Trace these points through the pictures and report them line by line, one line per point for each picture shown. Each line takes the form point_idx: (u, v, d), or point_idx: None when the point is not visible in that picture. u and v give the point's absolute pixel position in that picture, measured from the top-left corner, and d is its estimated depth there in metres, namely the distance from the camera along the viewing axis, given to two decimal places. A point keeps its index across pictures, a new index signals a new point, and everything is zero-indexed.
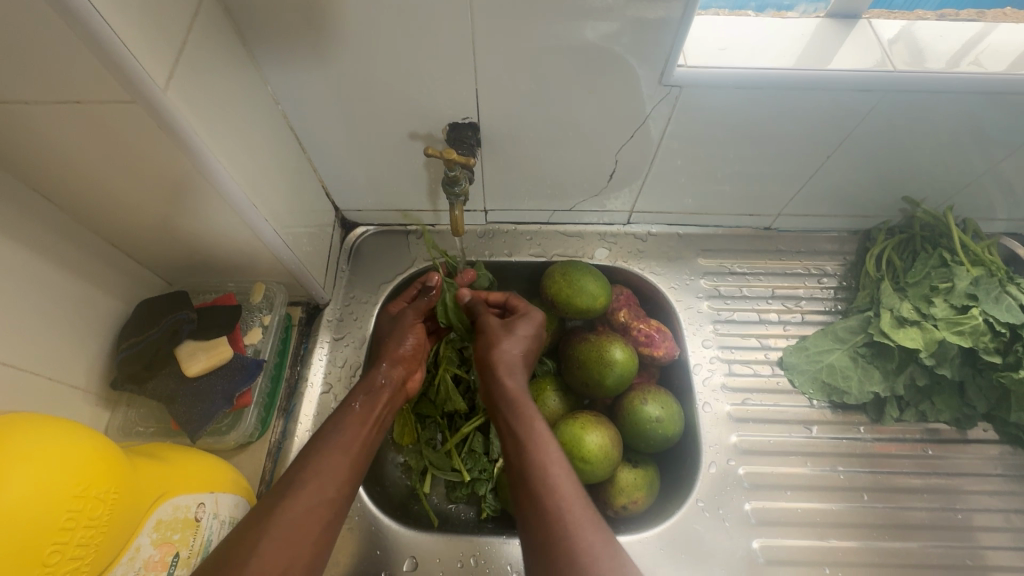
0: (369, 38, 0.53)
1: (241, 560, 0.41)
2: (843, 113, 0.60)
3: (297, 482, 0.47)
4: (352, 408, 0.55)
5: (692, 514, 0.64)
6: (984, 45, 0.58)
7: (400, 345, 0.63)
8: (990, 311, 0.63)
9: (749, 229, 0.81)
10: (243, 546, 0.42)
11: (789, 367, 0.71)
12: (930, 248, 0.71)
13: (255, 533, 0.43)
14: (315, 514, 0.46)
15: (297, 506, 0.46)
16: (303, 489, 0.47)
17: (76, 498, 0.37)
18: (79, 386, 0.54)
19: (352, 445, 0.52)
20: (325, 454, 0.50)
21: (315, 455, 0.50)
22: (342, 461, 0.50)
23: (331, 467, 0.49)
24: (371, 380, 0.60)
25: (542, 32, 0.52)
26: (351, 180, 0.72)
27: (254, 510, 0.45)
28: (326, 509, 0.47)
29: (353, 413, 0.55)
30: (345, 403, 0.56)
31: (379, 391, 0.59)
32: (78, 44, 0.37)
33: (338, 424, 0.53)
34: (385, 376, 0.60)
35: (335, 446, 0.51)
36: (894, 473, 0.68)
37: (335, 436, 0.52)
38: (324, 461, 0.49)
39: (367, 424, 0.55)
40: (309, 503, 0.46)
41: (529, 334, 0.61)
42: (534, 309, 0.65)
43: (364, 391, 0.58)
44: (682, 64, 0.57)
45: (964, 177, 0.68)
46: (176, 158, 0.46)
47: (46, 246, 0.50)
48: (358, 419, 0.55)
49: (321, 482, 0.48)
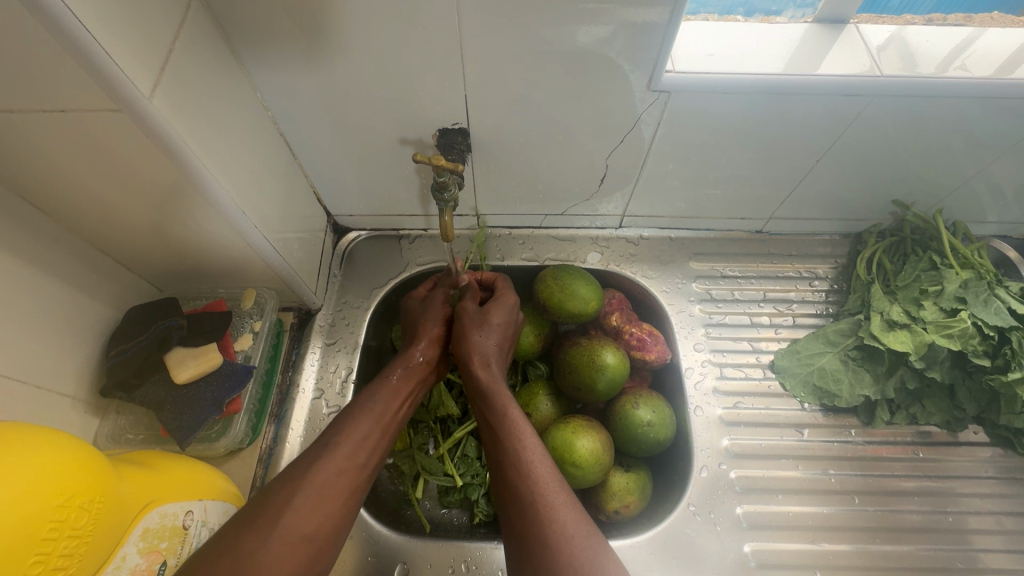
0: (359, 44, 0.53)
1: (274, 517, 0.43)
2: (831, 118, 0.61)
3: (333, 443, 0.49)
4: (389, 380, 0.57)
5: (684, 518, 0.64)
6: (971, 49, 0.59)
7: (433, 325, 0.63)
8: (978, 315, 0.63)
9: (740, 232, 0.82)
10: (274, 505, 0.44)
11: (780, 371, 0.72)
12: (920, 252, 0.71)
13: (288, 491, 0.45)
14: (346, 476, 0.48)
15: (330, 467, 0.47)
16: (336, 452, 0.48)
17: (59, 508, 0.37)
18: (67, 394, 0.54)
19: (384, 415, 0.54)
20: (357, 421, 0.51)
21: (351, 422, 0.51)
22: (374, 429, 0.52)
23: (362, 434, 0.51)
24: (408, 357, 0.60)
25: (533, 37, 0.53)
26: (342, 185, 0.72)
27: (293, 466, 0.47)
28: (355, 475, 0.49)
29: (388, 386, 0.56)
30: (382, 375, 0.57)
31: (416, 368, 0.60)
32: (61, 53, 0.36)
33: (372, 394, 0.55)
34: (422, 355, 0.60)
35: (368, 415, 0.52)
36: (886, 476, 0.68)
37: (369, 405, 0.53)
38: (358, 428, 0.51)
39: (400, 397, 0.56)
40: (340, 466, 0.48)
41: (503, 323, 0.62)
42: (509, 292, 0.66)
43: (402, 365, 0.59)
44: (671, 69, 0.57)
45: (954, 180, 0.69)
46: (162, 166, 0.46)
47: (34, 254, 0.50)
48: (392, 391, 0.56)
49: (354, 448, 0.50)
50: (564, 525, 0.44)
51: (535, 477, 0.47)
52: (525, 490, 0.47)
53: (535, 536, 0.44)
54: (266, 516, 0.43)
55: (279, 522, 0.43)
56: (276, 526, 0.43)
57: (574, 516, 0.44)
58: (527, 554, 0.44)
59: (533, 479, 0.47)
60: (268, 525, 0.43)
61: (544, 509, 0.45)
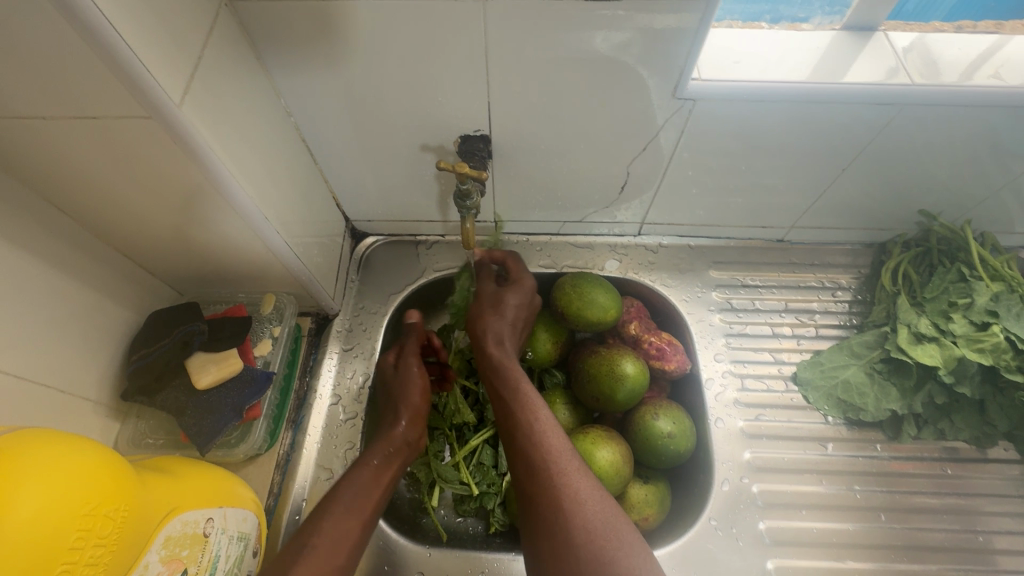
0: (382, 51, 0.53)
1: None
2: (859, 127, 0.60)
3: (307, 547, 0.48)
4: (368, 466, 0.55)
5: (705, 532, 0.63)
6: (1002, 56, 0.58)
7: (415, 399, 0.62)
8: (1011, 328, 0.61)
9: (761, 241, 0.80)
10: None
11: (803, 383, 0.70)
12: (948, 262, 0.69)
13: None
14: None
15: (306, 573, 0.46)
16: (313, 555, 0.47)
17: (85, 515, 0.37)
18: (90, 398, 0.54)
19: (363, 506, 0.52)
20: (334, 519, 0.50)
21: (327, 518, 0.50)
22: (353, 523, 0.51)
23: (339, 534, 0.49)
24: (389, 438, 0.59)
25: (557, 43, 0.52)
26: (361, 191, 0.72)
27: (265, 573, 0.46)
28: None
29: (368, 469, 0.55)
30: (363, 459, 0.56)
31: (396, 452, 0.58)
32: (93, 59, 0.37)
33: (350, 482, 0.53)
34: (405, 436, 0.60)
35: (344, 509, 0.51)
36: (912, 493, 0.66)
37: (347, 498, 0.52)
38: (334, 527, 0.49)
39: (380, 483, 0.55)
40: (315, 572, 0.47)
41: (519, 303, 0.64)
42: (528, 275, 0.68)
43: (383, 449, 0.57)
44: (695, 77, 0.56)
45: (983, 190, 0.67)
46: (189, 171, 0.46)
47: (60, 258, 0.50)
48: (371, 477, 0.54)
49: (330, 550, 0.48)
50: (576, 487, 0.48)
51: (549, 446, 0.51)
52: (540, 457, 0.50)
53: (548, 495, 0.48)
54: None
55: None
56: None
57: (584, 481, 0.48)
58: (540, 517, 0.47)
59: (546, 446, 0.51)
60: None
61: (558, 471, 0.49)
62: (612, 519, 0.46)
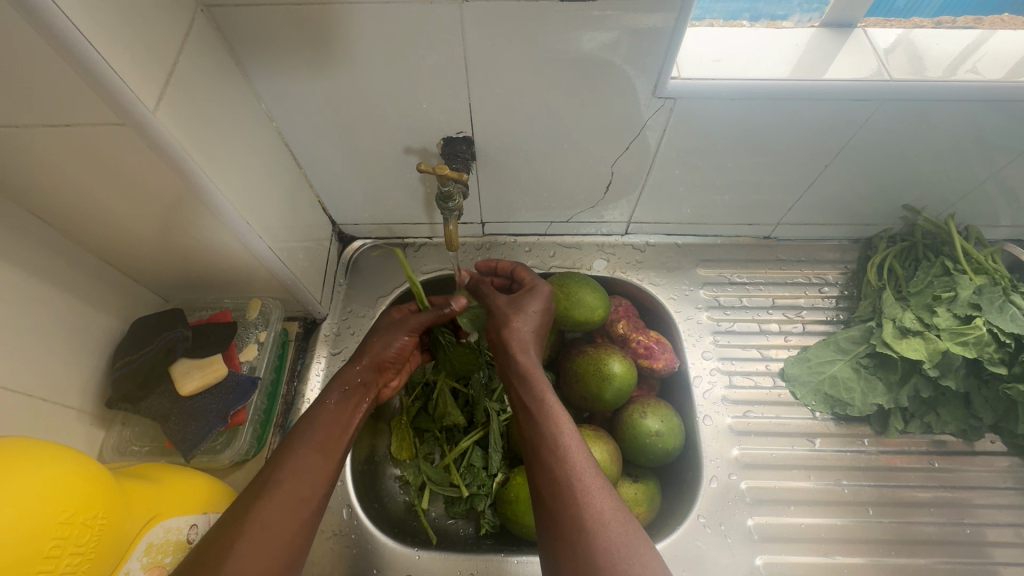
0: (363, 55, 0.53)
1: (218, 562, 0.41)
2: (840, 122, 0.60)
3: (272, 481, 0.46)
4: (327, 406, 0.54)
5: (694, 530, 0.63)
6: (981, 51, 0.58)
7: (387, 349, 0.60)
8: (994, 321, 0.62)
9: (748, 238, 0.81)
10: (217, 550, 0.42)
11: (791, 379, 0.70)
12: (932, 257, 0.70)
13: (229, 540, 0.42)
14: (292, 513, 0.46)
15: (273, 505, 0.45)
16: (278, 488, 0.46)
17: (62, 524, 0.37)
18: (73, 406, 0.54)
19: (325, 443, 0.51)
20: (297, 454, 0.49)
21: (290, 454, 0.49)
22: (316, 459, 0.49)
23: (304, 467, 0.48)
24: (345, 377, 0.57)
25: (538, 43, 0.52)
26: (346, 195, 0.72)
27: (230, 513, 0.45)
28: (303, 508, 0.46)
29: (325, 411, 0.53)
30: (318, 399, 0.54)
31: (353, 391, 0.57)
32: (64, 67, 0.37)
33: (309, 422, 0.52)
34: (361, 376, 0.58)
35: (307, 445, 0.50)
36: (901, 487, 0.66)
37: (309, 436, 0.51)
38: (298, 462, 0.48)
39: (340, 422, 0.53)
40: (283, 503, 0.46)
41: (540, 310, 0.60)
42: (541, 281, 0.64)
43: (340, 387, 0.56)
44: (676, 76, 0.57)
45: (967, 184, 0.67)
46: (167, 177, 0.46)
47: (40, 266, 0.50)
48: (331, 417, 0.53)
49: (296, 482, 0.47)
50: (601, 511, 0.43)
51: (574, 464, 0.46)
52: (562, 474, 0.46)
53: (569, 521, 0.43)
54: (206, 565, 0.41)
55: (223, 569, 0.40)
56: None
57: (611, 505, 0.44)
58: (562, 544, 0.43)
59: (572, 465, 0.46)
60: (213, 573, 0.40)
61: (582, 493, 0.44)
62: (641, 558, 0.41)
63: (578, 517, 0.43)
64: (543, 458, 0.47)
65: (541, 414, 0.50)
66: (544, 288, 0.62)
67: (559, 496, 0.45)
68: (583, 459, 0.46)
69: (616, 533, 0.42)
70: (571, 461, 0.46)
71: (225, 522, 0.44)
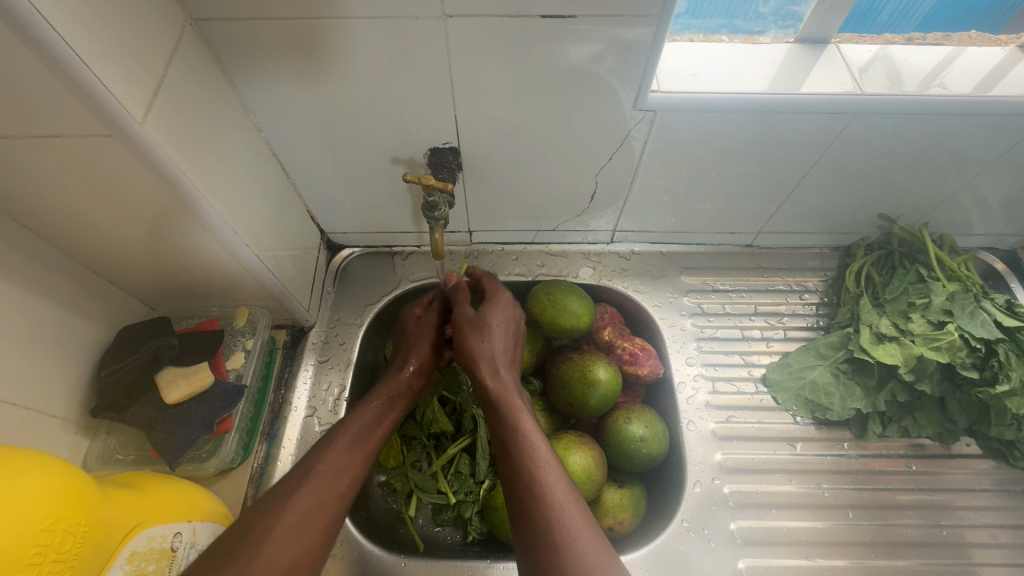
0: (351, 67, 0.54)
1: (255, 542, 0.43)
2: (814, 134, 0.62)
3: (312, 471, 0.49)
4: (372, 406, 0.58)
5: (678, 534, 0.63)
6: (948, 67, 0.60)
7: (425, 348, 0.64)
8: (965, 327, 0.64)
9: (731, 246, 0.82)
10: (256, 530, 0.44)
11: (772, 384, 0.72)
12: (908, 264, 0.72)
13: (268, 520, 0.45)
14: (326, 507, 0.48)
15: (309, 496, 0.48)
16: (318, 479, 0.49)
17: (43, 531, 0.37)
18: (57, 414, 0.54)
19: (365, 442, 0.54)
20: (337, 449, 0.52)
21: (331, 449, 0.52)
22: (355, 457, 0.53)
23: (341, 464, 0.51)
24: (394, 380, 0.61)
25: (523, 55, 0.53)
26: (335, 204, 0.73)
27: (267, 498, 0.47)
28: (335, 504, 0.49)
29: (372, 409, 0.57)
30: (366, 399, 0.58)
31: (399, 396, 0.61)
32: (54, 81, 0.37)
33: (354, 420, 0.55)
34: (409, 381, 0.62)
35: (348, 442, 0.53)
36: (881, 489, 0.68)
37: (352, 432, 0.54)
38: (339, 456, 0.52)
39: (380, 424, 0.57)
40: (321, 494, 0.48)
41: (504, 321, 0.61)
42: (502, 290, 0.66)
43: (387, 391, 0.60)
44: (657, 88, 0.58)
45: (940, 193, 0.70)
46: (154, 188, 0.47)
47: (26, 274, 0.50)
48: (373, 419, 0.57)
49: (332, 477, 0.50)
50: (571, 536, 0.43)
51: (552, 504, 0.45)
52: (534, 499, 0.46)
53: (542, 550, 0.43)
54: (245, 545, 0.43)
55: (259, 552, 0.43)
56: (254, 560, 0.42)
57: (592, 542, 0.43)
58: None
59: (549, 504, 0.45)
60: (247, 555, 0.43)
61: (559, 532, 0.43)
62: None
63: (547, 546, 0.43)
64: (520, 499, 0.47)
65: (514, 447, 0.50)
66: (507, 299, 0.64)
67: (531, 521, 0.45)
68: (564, 498, 0.46)
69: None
70: (546, 496, 0.46)
71: (261, 507, 0.46)
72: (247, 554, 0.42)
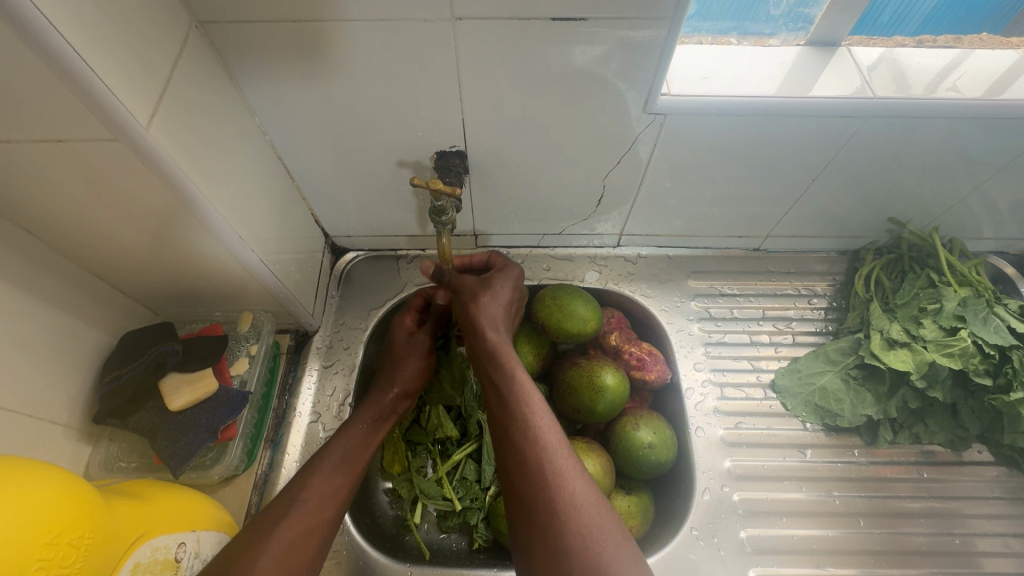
0: (358, 70, 0.54)
1: (241, 573, 0.43)
2: (825, 138, 0.61)
3: (297, 500, 0.49)
4: (358, 430, 0.58)
5: (687, 542, 0.63)
6: (960, 70, 0.59)
7: (410, 370, 0.65)
8: (978, 333, 0.63)
9: (739, 250, 0.82)
10: (241, 561, 0.44)
11: (781, 390, 0.71)
12: (918, 269, 0.71)
13: (252, 553, 0.44)
14: (311, 536, 0.48)
15: (296, 526, 0.48)
16: (303, 509, 0.49)
17: (45, 545, 0.36)
18: (59, 422, 0.53)
19: (352, 467, 0.55)
20: (323, 477, 0.52)
21: (316, 476, 0.52)
22: (341, 484, 0.53)
23: (328, 491, 0.51)
24: (378, 401, 0.62)
25: (531, 58, 0.53)
26: (339, 207, 0.72)
27: (251, 529, 0.47)
28: (321, 532, 0.49)
29: (357, 433, 0.58)
30: (351, 422, 0.59)
31: (384, 418, 0.62)
32: (59, 86, 0.37)
33: (340, 444, 0.56)
34: (393, 405, 0.63)
35: (334, 468, 0.53)
36: (892, 497, 0.67)
37: (337, 457, 0.55)
38: (324, 483, 0.52)
39: (367, 447, 0.58)
40: (307, 524, 0.48)
41: (508, 287, 0.62)
42: (511, 263, 0.67)
43: (371, 413, 0.61)
44: (666, 92, 0.58)
45: (951, 197, 0.69)
46: (159, 192, 0.46)
47: (29, 279, 0.49)
48: (359, 440, 0.57)
49: (319, 504, 0.50)
50: (571, 490, 0.44)
51: (552, 457, 0.46)
52: (533, 453, 0.46)
53: (540, 502, 0.44)
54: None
55: None
56: None
57: (588, 496, 0.44)
58: (534, 529, 0.44)
59: (547, 457, 0.46)
60: None
61: (556, 485, 0.44)
62: (609, 536, 0.42)
63: (547, 498, 0.44)
64: (513, 443, 0.48)
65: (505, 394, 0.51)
66: (515, 271, 0.65)
67: (529, 474, 0.45)
68: (563, 453, 0.46)
69: (587, 518, 0.43)
70: (541, 443, 0.47)
71: (245, 539, 0.46)
72: None
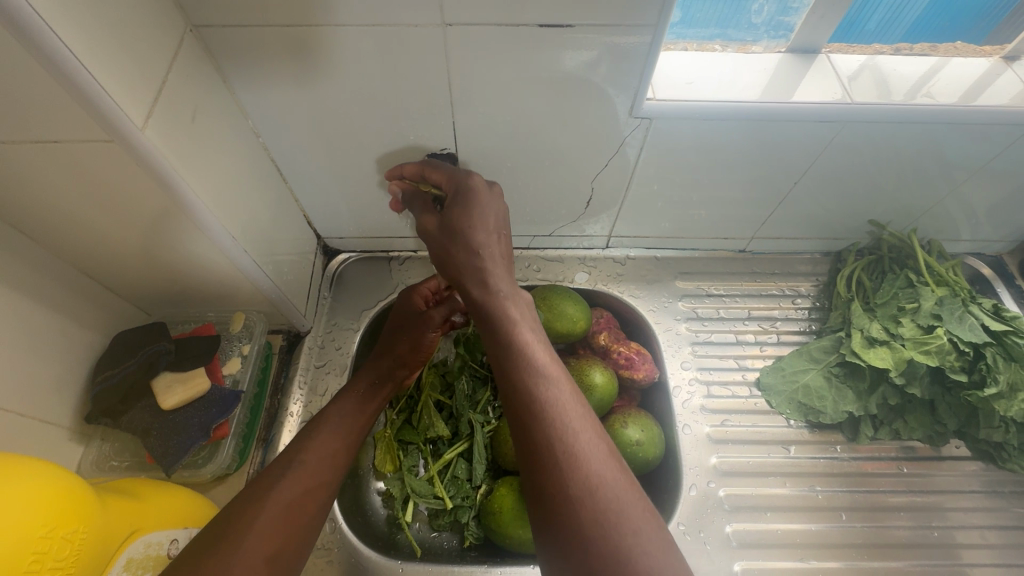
0: (350, 74, 0.55)
1: (240, 531, 0.45)
2: (806, 142, 0.63)
3: (296, 461, 0.52)
4: (354, 395, 0.60)
5: (674, 538, 0.64)
6: (935, 77, 0.61)
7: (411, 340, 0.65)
8: (954, 331, 0.65)
9: (725, 252, 0.83)
10: (240, 521, 0.46)
11: (766, 388, 0.72)
12: (897, 269, 0.73)
13: (252, 511, 0.46)
14: (310, 496, 0.50)
15: (294, 486, 0.50)
16: (301, 470, 0.51)
17: (39, 540, 0.36)
18: (51, 421, 0.54)
19: (347, 431, 0.57)
20: (319, 439, 0.54)
21: (314, 439, 0.54)
22: (338, 446, 0.55)
23: (326, 452, 0.54)
24: (377, 368, 0.64)
25: (520, 62, 0.54)
26: (331, 209, 0.73)
27: (251, 488, 0.49)
28: (319, 492, 0.51)
29: (354, 398, 0.60)
30: (350, 387, 0.61)
31: (383, 384, 0.63)
32: (57, 88, 0.37)
33: (336, 409, 0.58)
34: (393, 370, 0.64)
35: (330, 432, 0.56)
36: (874, 492, 0.69)
37: (334, 422, 0.57)
38: (321, 445, 0.54)
39: (364, 413, 0.60)
40: (304, 484, 0.50)
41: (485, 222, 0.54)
42: (489, 198, 0.56)
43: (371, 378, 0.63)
44: (651, 96, 0.59)
45: (928, 200, 0.71)
46: (152, 193, 0.47)
47: (22, 279, 0.50)
48: (356, 405, 0.60)
49: (317, 466, 0.52)
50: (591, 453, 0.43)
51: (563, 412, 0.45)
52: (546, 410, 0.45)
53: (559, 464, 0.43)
54: (229, 537, 0.44)
55: (244, 541, 0.44)
56: (238, 549, 0.44)
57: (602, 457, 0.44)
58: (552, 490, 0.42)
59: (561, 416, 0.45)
60: (232, 544, 0.44)
61: (574, 448, 0.43)
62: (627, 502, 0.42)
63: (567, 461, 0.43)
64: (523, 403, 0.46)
65: (518, 368, 0.48)
66: (491, 204, 0.56)
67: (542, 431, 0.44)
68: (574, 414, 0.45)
69: (609, 483, 0.42)
70: (556, 407, 0.45)
71: (245, 498, 0.48)
72: (231, 542, 0.44)
